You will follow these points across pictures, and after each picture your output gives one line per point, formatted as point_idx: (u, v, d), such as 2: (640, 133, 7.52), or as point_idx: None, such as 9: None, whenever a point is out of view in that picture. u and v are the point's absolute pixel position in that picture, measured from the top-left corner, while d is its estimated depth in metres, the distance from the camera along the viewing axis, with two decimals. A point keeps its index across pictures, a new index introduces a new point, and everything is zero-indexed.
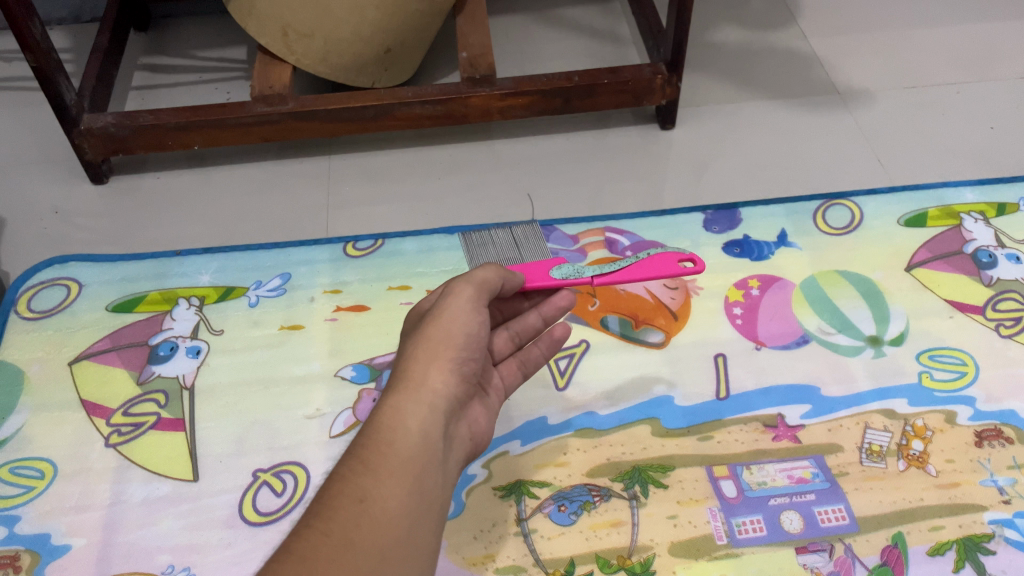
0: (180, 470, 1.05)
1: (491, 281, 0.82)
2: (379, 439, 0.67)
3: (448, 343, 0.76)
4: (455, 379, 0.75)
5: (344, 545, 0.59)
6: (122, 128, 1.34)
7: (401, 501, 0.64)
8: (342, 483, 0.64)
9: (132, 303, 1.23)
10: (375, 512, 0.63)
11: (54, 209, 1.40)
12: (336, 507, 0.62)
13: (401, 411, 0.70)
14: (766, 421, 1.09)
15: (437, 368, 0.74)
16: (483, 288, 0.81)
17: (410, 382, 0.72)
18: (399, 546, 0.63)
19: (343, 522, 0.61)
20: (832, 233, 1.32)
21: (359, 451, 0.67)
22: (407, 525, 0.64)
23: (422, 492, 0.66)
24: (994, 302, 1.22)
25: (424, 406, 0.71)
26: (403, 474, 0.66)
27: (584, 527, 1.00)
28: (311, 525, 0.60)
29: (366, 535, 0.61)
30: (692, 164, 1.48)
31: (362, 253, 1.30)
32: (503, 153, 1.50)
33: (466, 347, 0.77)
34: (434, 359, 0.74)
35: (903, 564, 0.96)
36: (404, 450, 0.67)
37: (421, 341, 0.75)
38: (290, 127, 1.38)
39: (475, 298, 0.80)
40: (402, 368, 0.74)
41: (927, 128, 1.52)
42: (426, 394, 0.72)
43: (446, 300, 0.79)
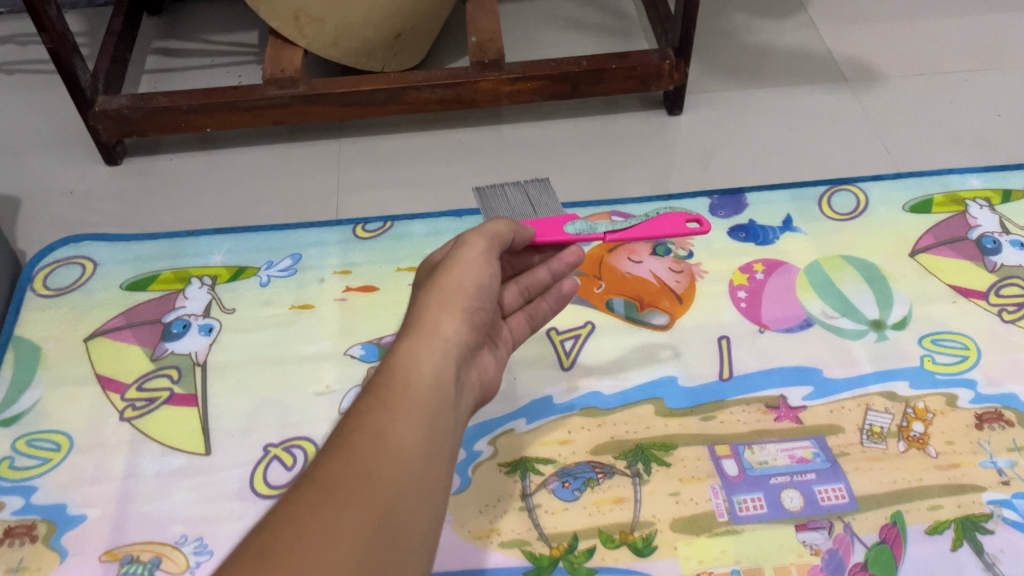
0: (192, 444, 1.07)
1: (500, 236, 0.85)
2: (395, 378, 0.68)
3: (460, 293, 0.78)
4: (465, 328, 0.77)
5: (365, 474, 0.60)
6: (136, 109, 1.36)
7: (418, 437, 0.65)
8: (360, 417, 0.64)
9: (146, 281, 1.25)
10: (394, 446, 0.63)
11: (69, 190, 1.43)
12: (355, 439, 0.62)
13: (415, 354, 0.71)
14: (768, 402, 1.10)
15: (449, 317, 0.76)
16: (494, 241, 0.85)
17: (422, 328, 0.74)
18: (417, 479, 0.63)
19: (363, 453, 0.61)
20: (837, 219, 1.33)
21: (375, 389, 0.67)
22: (423, 461, 0.64)
23: (436, 432, 0.67)
24: (997, 288, 1.23)
25: (437, 352, 0.72)
26: (418, 413, 0.66)
27: (588, 503, 1.01)
28: (330, 456, 0.60)
29: (386, 466, 0.61)
30: (700, 150, 1.49)
31: (371, 235, 1.32)
32: (512, 138, 1.52)
33: (476, 298, 0.79)
34: (446, 308, 0.76)
35: (902, 542, 0.97)
36: (419, 391, 0.68)
37: (433, 292, 0.78)
38: (301, 111, 1.40)
39: (487, 252, 0.83)
40: (414, 317, 0.76)
41: (934, 116, 1.53)
42: (439, 341, 0.73)
43: (457, 254, 0.82)
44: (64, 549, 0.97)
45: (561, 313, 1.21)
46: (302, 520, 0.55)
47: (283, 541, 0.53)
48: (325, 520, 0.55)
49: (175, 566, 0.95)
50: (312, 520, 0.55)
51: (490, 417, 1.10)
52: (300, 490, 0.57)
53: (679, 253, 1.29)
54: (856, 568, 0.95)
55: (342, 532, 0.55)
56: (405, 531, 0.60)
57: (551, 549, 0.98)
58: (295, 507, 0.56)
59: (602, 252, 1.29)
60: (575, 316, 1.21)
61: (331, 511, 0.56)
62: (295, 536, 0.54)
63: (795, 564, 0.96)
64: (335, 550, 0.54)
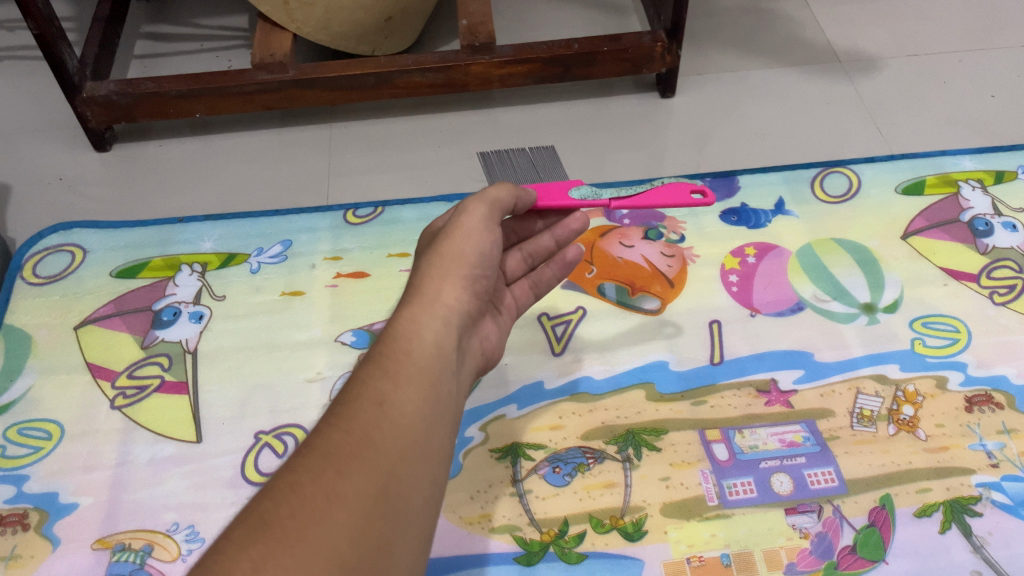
0: (183, 432, 1.07)
1: (504, 201, 0.85)
2: (397, 346, 0.68)
3: (461, 259, 0.78)
4: (467, 295, 0.77)
5: (365, 442, 0.60)
6: (124, 95, 1.35)
7: (420, 404, 0.65)
8: (362, 386, 0.64)
9: (136, 269, 1.25)
10: (394, 414, 0.63)
11: (58, 177, 1.42)
12: (356, 408, 0.62)
13: (416, 323, 0.71)
14: (758, 386, 1.11)
15: (450, 285, 0.76)
16: (496, 207, 0.83)
17: (425, 295, 0.74)
18: (419, 446, 0.63)
19: (363, 422, 0.61)
20: (830, 202, 1.32)
21: (377, 358, 0.67)
22: (424, 429, 0.64)
23: (438, 398, 0.67)
24: (989, 270, 1.23)
25: (439, 319, 0.73)
26: (420, 380, 0.66)
27: (578, 488, 1.02)
28: (331, 425, 0.61)
29: (386, 434, 0.61)
30: (693, 133, 1.48)
31: (362, 220, 1.31)
32: (504, 121, 1.51)
33: (478, 266, 0.80)
34: (446, 276, 0.77)
35: (890, 525, 0.98)
36: (421, 359, 0.68)
37: (435, 258, 0.78)
38: (291, 95, 1.39)
39: (488, 218, 0.82)
40: (415, 285, 0.76)
41: (928, 96, 1.52)
42: (441, 309, 0.74)
43: (459, 220, 0.82)
44: (56, 537, 0.98)
45: (553, 298, 1.21)
46: (302, 489, 0.56)
47: (283, 509, 0.54)
48: (325, 488, 0.56)
49: (167, 554, 0.96)
50: (313, 488, 0.56)
51: (482, 403, 1.10)
52: (300, 459, 0.58)
53: (671, 238, 1.29)
54: (844, 552, 0.95)
55: (343, 500, 0.56)
56: (407, 497, 0.60)
57: (542, 534, 0.98)
58: (295, 476, 0.57)
59: (593, 237, 1.29)
60: (566, 301, 1.21)
61: (332, 479, 0.57)
62: (296, 504, 0.55)
63: (785, 547, 0.96)
64: (336, 517, 0.55)
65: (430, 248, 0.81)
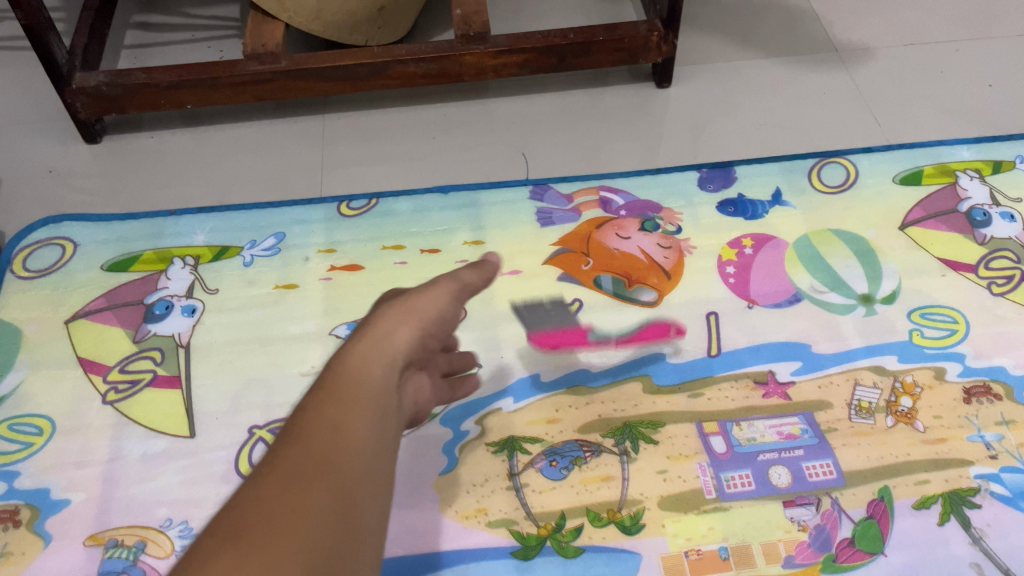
0: (176, 426, 1.06)
1: (473, 284, 0.82)
2: (346, 376, 0.61)
3: (416, 311, 0.73)
4: (417, 346, 0.70)
5: (325, 458, 0.52)
6: (114, 86, 1.33)
7: (375, 428, 0.58)
8: (316, 407, 0.56)
9: (128, 262, 1.23)
10: (349, 435, 0.55)
11: (48, 169, 1.40)
12: (312, 428, 0.55)
13: (367, 356, 0.64)
14: (756, 377, 1.10)
15: (404, 330, 0.69)
16: (464, 289, 0.80)
17: (374, 334, 0.67)
18: (378, 469, 0.55)
19: (322, 438, 0.54)
20: (827, 192, 1.31)
21: (328, 385, 0.60)
22: (381, 453, 0.57)
23: (390, 431, 0.59)
24: (987, 260, 1.22)
25: (386, 358, 0.65)
26: (374, 405, 0.59)
27: (575, 482, 1.01)
28: (288, 445, 0.53)
29: (346, 453, 0.54)
30: (689, 123, 1.47)
31: (355, 212, 1.30)
32: (498, 112, 1.49)
33: (434, 324, 0.74)
34: (399, 321, 0.70)
35: (889, 517, 0.97)
36: (374, 387, 0.61)
37: (388, 308, 0.72)
38: (283, 87, 1.37)
39: (454, 295, 0.78)
40: (365, 326, 0.69)
41: (925, 86, 1.51)
42: (389, 350, 0.66)
43: (423, 290, 0.77)
44: (48, 534, 0.97)
45: (549, 290, 1.20)
46: (266, 505, 0.48)
47: (250, 523, 0.47)
48: (290, 502, 0.49)
49: (161, 550, 0.95)
50: (276, 503, 0.48)
51: (477, 396, 1.09)
52: (258, 479, 0.50)
53: (668, 229, 1.28)
54: (842, 544, 0.95)
55: (310, 513, 0.49)
56: (367, 521, 0.52)
57: (539, 528, 0.98)
58: (256, 492, 0.49)
59: (589, 228, 1.28)
60: (562, 293, 1.20)
61: (296, 493, 0.49)
62: (261, 521, 0.47)
63: (782, 540, 0.96)
64: (299, 532, 0.47)
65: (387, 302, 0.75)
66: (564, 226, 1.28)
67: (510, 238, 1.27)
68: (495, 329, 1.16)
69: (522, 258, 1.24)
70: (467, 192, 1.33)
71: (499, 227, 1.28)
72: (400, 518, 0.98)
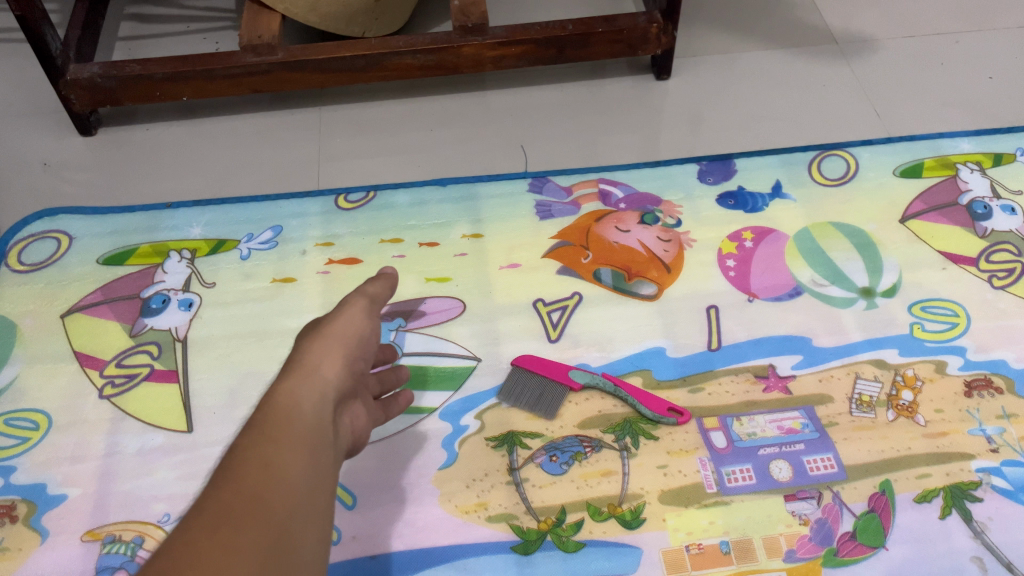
0: (173, 421, 1.05)
1: (380, 297, 0.82)
2: (277, 412, 0.62)
3: (342, 336, 0.74)
4: (350, 371, 0.72)
5: (255, 500, 0.55)
6: (109, 78, 1.32)
7: (306, 465, 0.60)
8: (244, 449, 0.58)
9: (123, 255, 1.22)
10: (279, 474, 0.58)
11: (43, 161, 1.39)
12: (240, 470, 0.57)
13: (297, 391, 0.65)
14: (757, 371, 1.10)
15: (332, 357, 0.70)
16: (375, 304, 0.81)
17: (301, 367, 0.68)
18: (308, 503, 0.58)
19: (253, 480, 0.56)
20: (827, 185, 1.31)
21: (260, 423, 0.61)
22: (311, 487, 0.59)
23: (323, 463, 0.62)
24: (988, 253, 1.22)
25: (318, 390, 0.67)
26: (304, 441, 0.61)
27: (575, 477, 1.01)
28: (218, 486, 0.55)
29: (279, 492, 0.57)
30: (688, 116, 1.46)
31: (353, 205, 1.29)
32: (496, 104, 1.48)
33: (361, 346, 0.75)
34: (328, 347, 0.71)
35: (890, 511, 0.97)
36: (304, 422, 0.63)
37: (314, 334, 0.73)
38: (280, 78, 1.36)
39: (370, 309, 0.79)
40: (295, 356, 0.70)
41: (925, 77, 1.51)
42: (320, 381, 0.67)
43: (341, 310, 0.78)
44: (45, 530, 0.96)
45: (548, 284, 1.20)
46: (195, 544, 0.51)
47: (180, 564, 0.49)
48: (219, 543, 0.51)
49: (159, 545, 0.95)
50: (208, 544, 0.51)
51: (477, 391, 1.09)
52: (187, 521, 0.52)
53: (668, 222, 1.27)
54: (844, 538, 0.95)
55: (238, 553, 0.51)
56: (300, 556, 0.55)
57: (539, 523, 0.97)
58: (187, 534, 0.51)
59: (589, 221, 1.27)
60: (562, 286, 1.19)
61: (226, 534, 0.52)
62: (192, 560, 0.50)
63: (784, 534, 0.95)
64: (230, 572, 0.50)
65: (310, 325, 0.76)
66: (563, 219, 1.27)
67: (509, 231, 1.26)
68: (494, 323, 1.15)
69: (521, 252, 1.23)
70: (465, 185, 1.32)
71: (498, 220, 1.27)
72: (400, 513, 0.98)
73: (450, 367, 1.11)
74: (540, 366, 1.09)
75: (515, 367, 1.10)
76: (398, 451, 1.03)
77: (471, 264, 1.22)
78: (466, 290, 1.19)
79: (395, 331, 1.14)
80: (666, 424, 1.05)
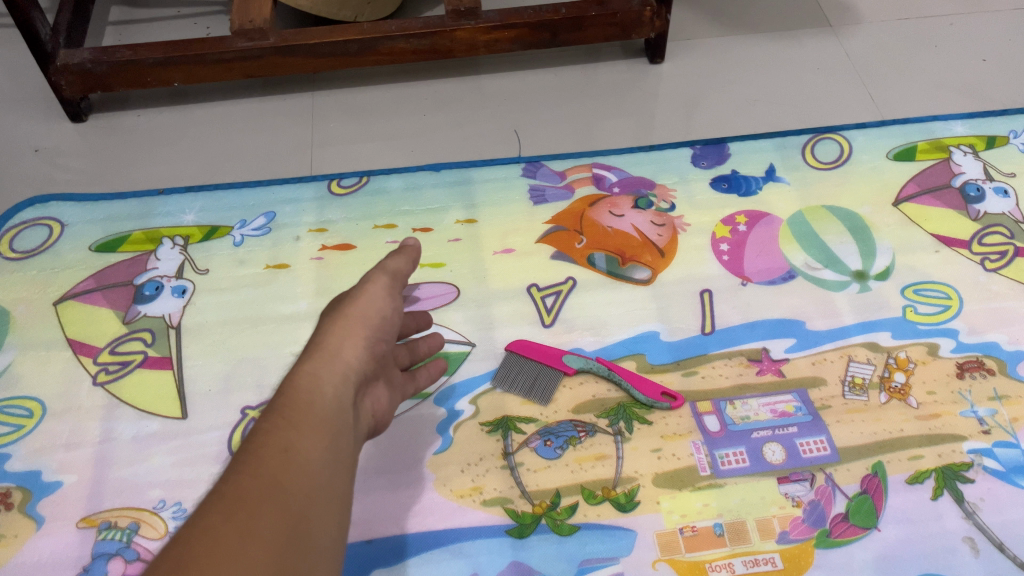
0: (168, 408, 1.05)
1: (403, 271, 0.83)
2: (297, 399, 0.64)
3: (363, 319, 0.75)
4: (369, 353, 0.74)
5: (272, 486, 0.57)
6: (99, 64, 1.31)
7: (324, 453, 0.62)
8: (266, 436, 0.60)
9: (116, 242, 1.22)
10: (299, 461, 0.59)
11: (34, 148, 1.38)
12: (262, 456, 0.59)
13: (316, 376, 0.67)
14: (750, 355, 1.10)
15: (352, 342, 0.72)
16: (396, 280, 0.82)
17: (321, 350, 0.70)
18: (323, 490, 0.60)
19: (272, 466, 0.58)
20: (820, 168, 1.31)
21: (279, 409, 0.63)
22: (328, 476, 0.61)
23: (340, 449, 0.64)
24: (980, 236, 1.22)
25: (338, 374, 0.68)
26: (323, 430, 0.63)
27: (570, 461, 1.01)
28: (238, 471, 0.57)
29: (296, 479, 0.58)
30: (682, 100, 1.46)
31: (346, 190, 1.29)
32: (490, 89, 1.48)
33: (381, 329, 0.77)
34: (349, 332, 0.73)
35: (882, 493, 0.98)
36: (324, 410, 0.65)
37: (335, 317, 0.74)
38: (272, 63, 1.35)
39: (390, 288, 0.80)
40: (316, 340, 0.72)
41: (919, 60, 1.50)
42: (339, 366, 0.69)
43: (360, 288, 0.79)
44: (40, 516, 0.96)
45: (542, 269, 1.20)
46: (217, 529, 0.52)
47: (199, 549, 0.51)
48: (240, 529, 0.53)
49: (155, 531, 0.95)
50: (227, 527, 0.53)
51: (471, 376, 1.09)
52: (209, 505, 0.54)
53: (662, 206, 1.27)
54: (837, 519, 0.96)
55: (258, 539, 0.53)
56: (316, 539, 0.57)
57: (534, 507, 0.98)
58: (206, 518, 0.53)
59: (582, 206, 1.27)
60: (556, 271, 1.19)
61: (244, 519, 0.54)
62: (212, 543, 0.51)
63: (777, 516, 0.96)
64: (248, 555, 0.52)
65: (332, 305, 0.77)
66: (557, 204, 1.27)
67: (503, 216, 1.26)
68: (488, 308, 1.15)
69: (515, 237, 1.23)
70: (459, 170, 1.32)
71: (492, 205, 1.27)
72: (395, 497, 0.98)
73: (444, 352, 1.11)
74: (533, 352, 1.09)
75: (509, 353, 1.10)
76: (393, 436, 1.03)
77: (465, 250, 1.22)
78: (460, 275, 1.19)
79: None
80: (660, 408, 1.05)
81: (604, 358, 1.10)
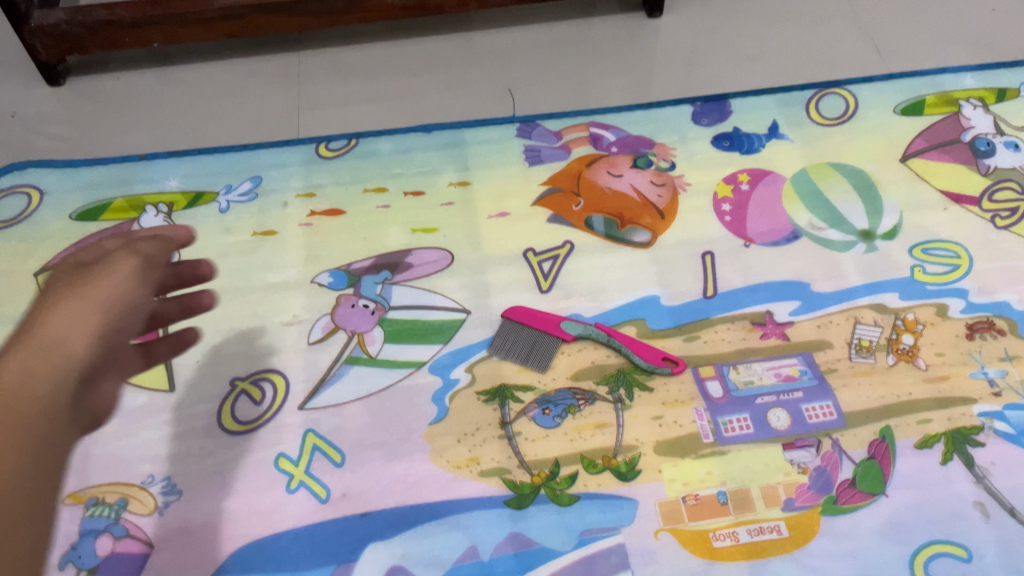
0: (155, 380, 1.02)
1: (156, 256, 0.82)
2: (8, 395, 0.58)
3: (94, 306, 0.71)
4: (97, 335, 0.69)
5: None
6: (75, 25, 1.25)
7: (19, 457, 0.55)
8: None
9: (97, 210, 1.18)
10: None
11: (11, 114, 1.33)
12: None
13: (30, 369, 0.62)
14: (754, 318, 1.07)
15: (83, 333, 0.68)
16: (148, 265, 0.80)
17: (43, 337, 0.65)
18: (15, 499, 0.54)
19: None
20: (825, 125, 1.26)
21: None
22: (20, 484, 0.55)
23: (46, 444, 0.59)
24: (991, 192, 1.18)
25: (51, 367, 0.63)
26: (20, 429, 0.57)
27: (569, 429, 0.98)
28: None
29: None
30: (681, 55, 1.41)
31: (335, 153, 1.24)
32: (483, 46, 1.43)
33: (113, 318, 0.72)
34: (77, 321, 0.68)
35: (890, 458, 0.95)
36: (27, 406, 0.59)
37: (47, 301, 0.70)
38: (255, 22, 1.30)
39: (138, 273, 0.78)
40: (22, 327, 0.67)
41: (927, 10, 1.45)
42: (57, 358, 0.64)
43: (100, 271, 0.76)
44: None
45: (538, 232, 1.16)
46: None
47: None
48: None
49: (143, 507, 0.93)
50: None
51: (466, 344, 1.06)
52: None
53: (661, 165, 1.23)
54: (844, 486, 0.93)
55: None
56: None
57: (532, 477, 0.95)
58: None
59: (579, 167, 1.23)
60: (553, 234, 1.16)
61: None
62: None
63: (782, 483, 0.94)
64: None
65: (64, 282, 0.73)
66: (553, 165, 1.23)
67: (498, 179, 1.22)
68: (484, 273, 1.12)
69: (510, 200, 1.19)
70: (451, 131, 1.27)
71: (486, 167, 1.23)
72: (390, 469, 0.96)
73: (439, 320, 1.08)
74: (531, 319, 1.05)
75: (505, 320, 1.06)
76: (387, 407, 1.00)
77: (458, 213, 1.18)
78: (454, 240, 1.15)
79: (380, 284, 1.11)
80: (661, 374, 1.02)
81: (603, 325, 1.06)
